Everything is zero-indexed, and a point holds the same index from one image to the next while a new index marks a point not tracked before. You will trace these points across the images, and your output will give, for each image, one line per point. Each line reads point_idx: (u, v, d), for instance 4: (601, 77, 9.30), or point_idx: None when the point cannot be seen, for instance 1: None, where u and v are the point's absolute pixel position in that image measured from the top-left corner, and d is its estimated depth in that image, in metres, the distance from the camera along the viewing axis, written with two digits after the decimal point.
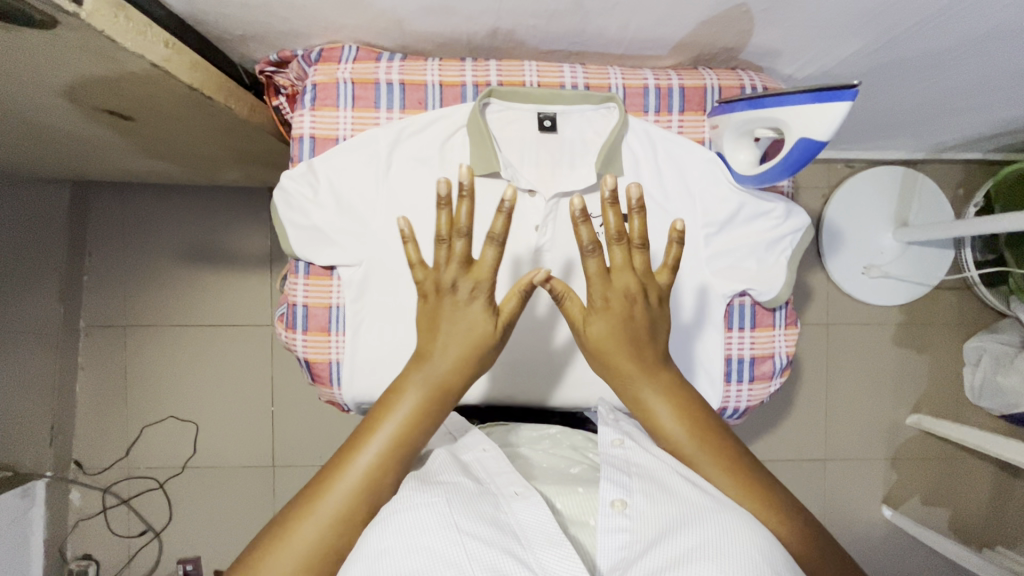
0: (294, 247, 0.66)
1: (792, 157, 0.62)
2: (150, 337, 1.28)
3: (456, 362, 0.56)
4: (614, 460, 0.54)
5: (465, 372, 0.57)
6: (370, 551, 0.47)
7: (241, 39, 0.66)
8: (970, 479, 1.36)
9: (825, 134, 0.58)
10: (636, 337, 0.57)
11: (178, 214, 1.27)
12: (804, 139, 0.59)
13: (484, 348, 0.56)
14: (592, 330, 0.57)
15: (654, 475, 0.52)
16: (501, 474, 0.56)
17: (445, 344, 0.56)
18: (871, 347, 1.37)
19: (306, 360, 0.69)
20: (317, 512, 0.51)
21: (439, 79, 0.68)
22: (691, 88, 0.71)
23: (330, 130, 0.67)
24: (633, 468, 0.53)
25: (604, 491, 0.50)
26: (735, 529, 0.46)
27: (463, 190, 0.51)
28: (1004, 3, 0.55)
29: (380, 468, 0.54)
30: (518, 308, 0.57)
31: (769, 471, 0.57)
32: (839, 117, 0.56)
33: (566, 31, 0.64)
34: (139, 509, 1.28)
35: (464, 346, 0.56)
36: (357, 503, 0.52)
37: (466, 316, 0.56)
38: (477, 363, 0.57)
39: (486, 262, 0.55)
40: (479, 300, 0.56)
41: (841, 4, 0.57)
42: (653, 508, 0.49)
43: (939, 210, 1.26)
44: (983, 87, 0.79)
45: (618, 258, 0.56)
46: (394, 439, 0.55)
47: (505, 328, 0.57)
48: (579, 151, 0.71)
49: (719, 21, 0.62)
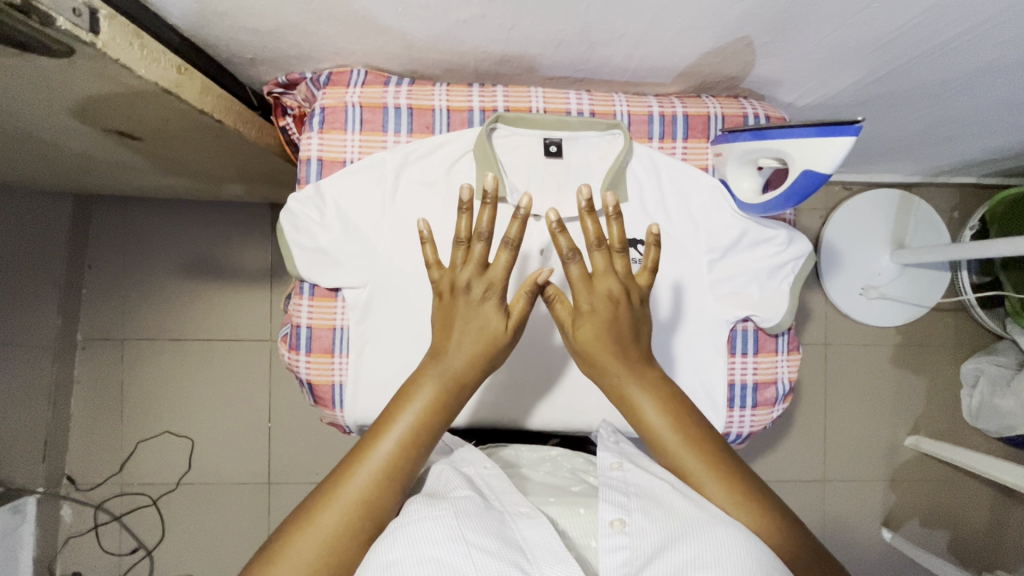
0: (300, 269, 0.66)
1: (796, 188, 0.63)
2: (147, 351, 1.28)
3: (471, 357, 0.57)
4: (613, 482, 0.54)
5: (481, 369, 0.57)
6: (377, 564, 0.46)
7: (251, 62, 0.67)
8: (969, 501, 1.36)
9: (828, 168, 0.59)
10: (624, 336, 0.58)
11: (180, 226, 1.27)
12: (807, 171, 0.60)
13: (497, 347, 0.57)
14: (579, 334, 0.58)
15: (652, 494, 0.52)
16: (504, 494, 0.56)
17: (459, 340, 0.57)
18: (869, 367, 1.37)
19: (309, 382, 0.69)
20: (327, 517, 0.51)
21: (447, 104, 0.69)
22: (695, 116, 0.71)
23: (338, 152, 0.68)
24: (631, 489, 0.53)
25: (602, 511, 0.50)
26: (733, 541, 0.46)
27: (488, 197, 0.54)
28: (999, 40, 0.57)
29: (400, 458, 0.54)
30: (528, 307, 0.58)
31: (762, 480, 0.57)
32: (841, 151, 0.57)
33: (573, 59, 0.65)
34: (131, 526, 1.26)
35: (477, 344, 0.57)
36: (374, 498, 0.52)
37: (479, 314, 0.57)
38: (491, 361, 0.58)
39: (499, 266, 0.56)
40: (491, 300, 0.57)
41: (842, 37, 0.59)
42: (653, 525, 0.48)
43: (935, 233, 1.28)
44: (980, 117, 0.80)
45: (599, 262, 0.58)
46: (405, 441, 0.54)
47: (516, 330, 0.58)
48: (585, 176, 0.71)
49: (722, 51, 0.63)
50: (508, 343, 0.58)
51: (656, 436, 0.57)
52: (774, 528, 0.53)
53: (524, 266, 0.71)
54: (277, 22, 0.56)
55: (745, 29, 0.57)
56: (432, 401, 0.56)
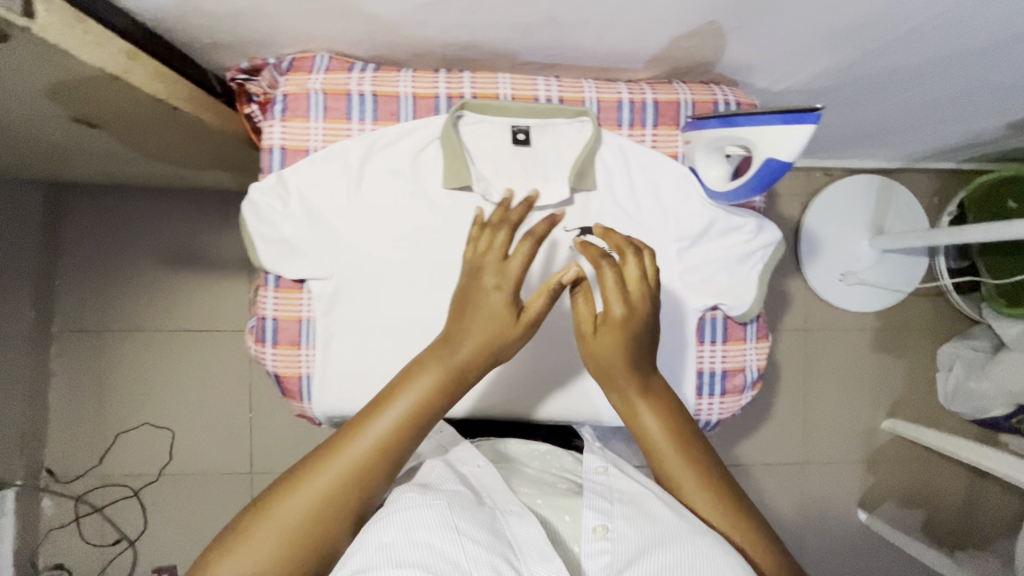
0: (263, 260, 0.63)
1: (760, 176, 0.61)
2: (125, 343, 1.26)
3: (478, 346, 0.55)
4: (595, 486, 0.54)
5: (485, 358, 0.56)
6: (369, 545, 0.46)
7: (211, 47, 0.65)
8: (944, 481, 1.39)
9: (789, 156, 0.57)
10: (644, 345, 0.58)
11: (156, 216, 1.25)
12: (769, 159, 0.59)
13: (505, 337, 0.55)
14: (599, 341, 0.58)
15: (635, 499, 0.52)
16: (496, 491, 0.56)
17: (466, 328, 0.55)
18: (848, 352, 1.38)
19: (275, 375, 0.65)
20: (317, 482, 0.52)
21: (412, 91, 0.65)
22: (665, 103, 0.68)
23: (301, 141, 0.64)
24: (615, 494, 0.53)
25: (585, 517, 0.51)
26: (708, 548, 0.47)
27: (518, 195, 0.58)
28: (966, 25, 0.57)
29: (394, 439, 0.54)
30: (545, 309, 0.56)
31: (747, 499, 0.57)
32: (802, 140, 0.56)
33: (541, 44, 0.64)
34: (113, 517, 1.26)
35: (487, 334, 0.55)
36: (364, 473, 0.53)
37: (489, 305, 0.55)
38: (496, 350, 0.56)
39: (517, 259, 0.55)
40: (502, 293, 0.55)
41: (811, 22, 0.59)
42: (633, 531, 0.49)
43: (913, 218, 1.30)
44: (955, 100, 0.80)
45: (633, 270, 0.57)
46: (400, 427, 0.54)
47: (528, 326, 0.56)
48: (553, 165, 0.66)
49: (693, 36, 0.62)
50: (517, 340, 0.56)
51: (652, 445, 0.59)
52: (745, 537, 0.54)
53: None
54: (233, 6, 0.54)
55: (713, 12, 0.57)
56: (430, 389, 0.55)
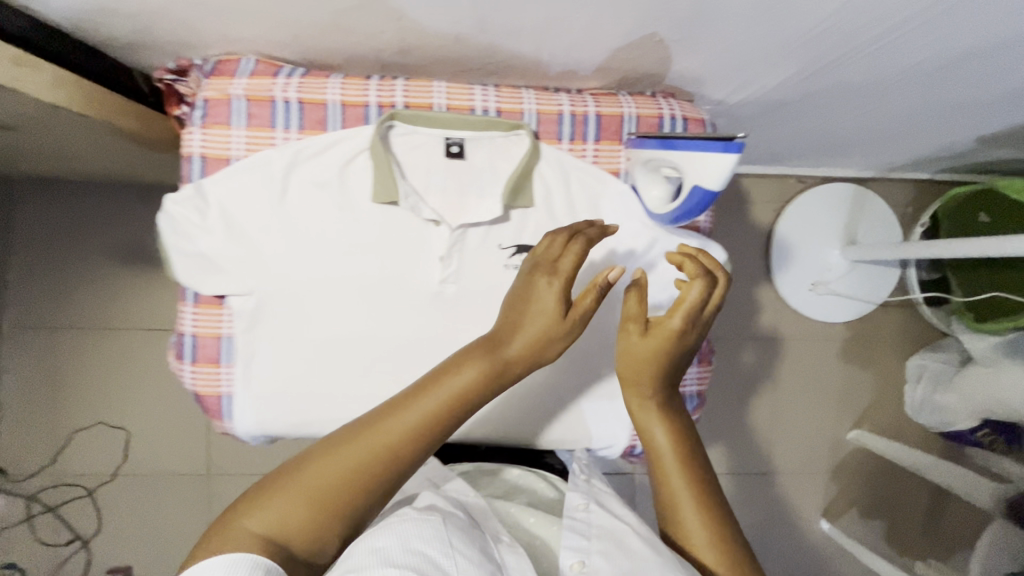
0: (179, 275, 0.60)
1: (691, 203, 0.59)
2: (77, 341, 1.23)
3: (530, 336, 0.55)
4: (575, 523, 0.55)
5: (533, 346, 0.55)
6: (361, 550, 0.44)
7: (130, 46, 0.61)
8: (909, 492, 1.39)
9: (716, 185, 0.55)
10: (677, 363, 0.61)
11: (111, 212, 1.22)
12: (697, 187, 0.56)
13: (551, 329, 0.55)
14: (642, 345, 0.59)
15: (612, 534, 0.53)
16: (488, 520, 0.56)
17: (517, 320, 0.56)
18: (818, 361, 1.37)
19: (195, 393, 0.63)
20: (356, 449, 0.50)
21: (340, 99, 0.61)
22: (608, 116, 0.65)
23: (222, 149, 0.61)
24: (593, 531, 0.54)
25: (561, 555, 0.51)
26: None
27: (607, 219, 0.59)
28: (916, 44, 0.55)
29: (435, 421, 0.52)
30: (592, 309, 0.56)
31: (742, 534, 0.58)
32: (728, 170, 0.53)
33: (477, 52, 0.61)
34: (66, 516, 1.24)
35: (536, 326, 0.55)
36: (401, 450, 0.51)
37: (539, 297, 0.56)
38: (543, 341, 0.56)
39: (571, 261, 0.56)
40: (555, 288, 0.55)
41: (756, 37, 0.56)
42: (610, 566, 0.50)
43: (886, 229, 1.28)
44: (919, 115, 0.78)
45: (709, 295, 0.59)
46: (436, 419, 0.52)
47: (575, 322, 0.56)
48: (488, 180, 0.65)
49: (635, 48, 0.60)
50: (563, 335, 0.56)
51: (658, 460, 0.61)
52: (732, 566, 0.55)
53: (405, 278, 0.63)
54: (139, 8, 0.51)
55: (652, 24, 0.54)
56: (471, 384, 0.53)
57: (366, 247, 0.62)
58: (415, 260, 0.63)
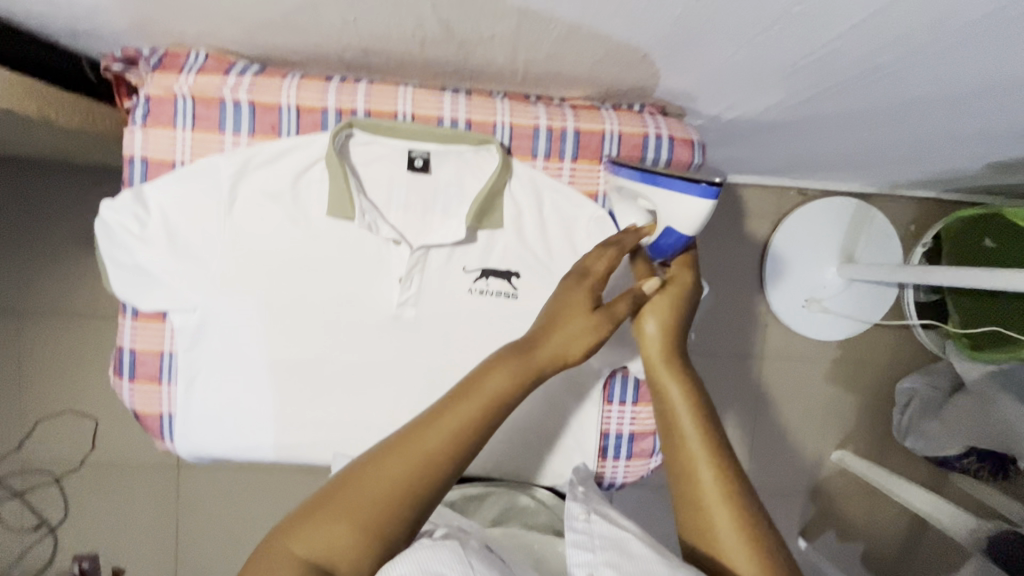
0: (116, 287, 0.56)
1: (660, 242, 0.57)
2: (44, 326, 1.20)
3: (566, 338, 0.51)
4: (576, 533, 0.49)
5: (570, 348, 0.51)
6: None
7: (66, 33, 0.56)
8: (888, 514, 1.37)
9: (689, 229, 0.54)
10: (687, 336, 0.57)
11: (80, 195, 1.17)
12: (669, 227, 0.55)
13: (588, 330, 0.52)
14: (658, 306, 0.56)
15: (618, 542, 0.48)
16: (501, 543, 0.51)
17: (553, 322, 0.52)
18: (806, 379, 1.34)
19: (135, 411, 0.61)
20: (396, 463, 0.46)
21: (296, 102, 0.56)
22: (587, 133, 0.60)
23: (166, 152, 0.56)
24: (597, 541, 0.48)
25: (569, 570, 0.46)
26: None
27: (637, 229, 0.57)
28: (921, 78, 0.50)
29: (474, 429, 0.48)
30: (625, 312, 0.53)
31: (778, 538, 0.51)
32: (704, 216, 0.53)
33: (446, 58, 0.55)
34: (33, 502, 1.22)
35: (571, 327, 0.52)
36: (441, 462, 0.47)
37: (572, 298, 0.52)
38: (580, 345, 0.52)
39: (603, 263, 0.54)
40: (588, 287, 0.53)
41: (750, 58, 0.51)
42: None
43: (884, 248, 1.23)
44: (925, 143, 0.73)
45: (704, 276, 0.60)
46: (478, 426, 0.48)
47: (611, 323, 0.52)
48: (454, 198, 0.61)
49: (618, 61, 0.54)
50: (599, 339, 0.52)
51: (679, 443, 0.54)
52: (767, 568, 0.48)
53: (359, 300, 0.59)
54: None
55: (636, 39, 0.48)
56: (509, 386, 0.49)
57: (318, 267, 0.58)
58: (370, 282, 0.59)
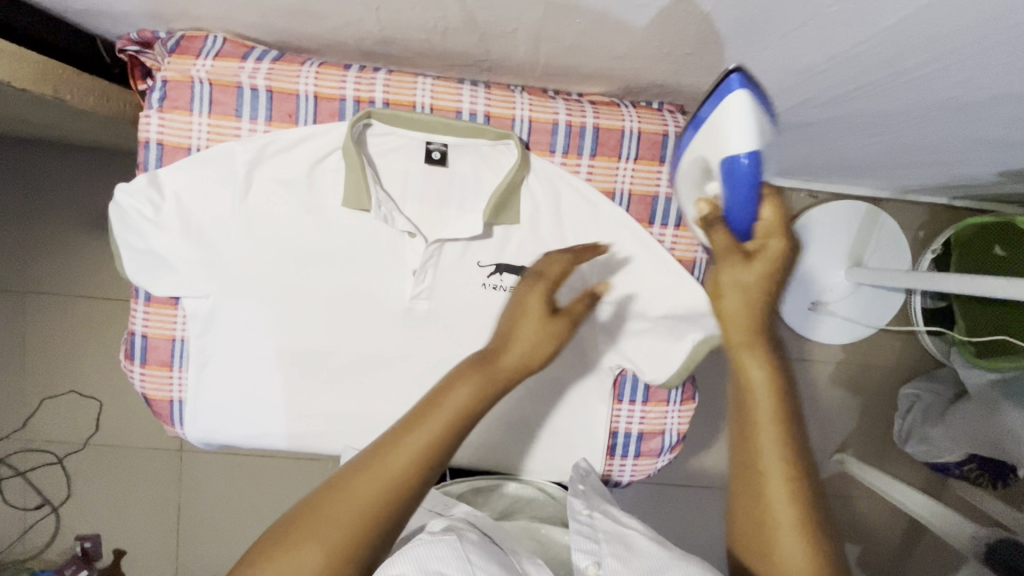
0: (130, 271, 0.56)
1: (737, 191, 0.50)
2: (50, 306, 1.19)
3: (524, 344, 0.49)
4: (580, 527, 0.49)
5: (527, 356, 0.49)
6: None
7: (83, 12, 0.55)
8: (885, 517, 1.37)
9: (742, 141, 0.50)
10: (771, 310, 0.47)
11: (88, 177, 1.16)
12: (727, 156, 0.52)
13: (545, 335, 0.49)
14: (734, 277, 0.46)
15: (620, 536, 0.48)
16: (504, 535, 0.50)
17: (509, 330, 0.50)
18: (810, 381, 1.34)
19: (145, 396, 0.61)
20: (364, 482, 0.41)
21: (314, 90, 0.56)
22: (606, 130, 0.60)
23: (182, 137, 0.56)
24: (600, 534, 0.48)
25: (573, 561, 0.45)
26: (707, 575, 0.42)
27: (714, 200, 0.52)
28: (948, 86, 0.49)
29: (442, 441, 0.44)
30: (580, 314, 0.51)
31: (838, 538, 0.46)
32: (740, 108, 0.50)
33: (466, 49, 0.54)
34: (36, 481, 1.23)
35: (526, 332, 0.49)
36: (410, 479, 0.42)
37: (526, 303, 0.50)
38: (534, 352, 0.49)
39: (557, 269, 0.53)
40: (539, 291, 0.51)
41: (774, 58, 0.50)
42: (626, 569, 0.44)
43: (893, 253, 1.23)
44: (944, 149, 0.72)
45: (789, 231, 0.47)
46: (446, 441, 0.44)
47: (568, 326, 0.50)
48: (470, 191, 0.61)
49: (641, 57, 0.54)
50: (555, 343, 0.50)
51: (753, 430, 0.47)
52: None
53: (371, 291, 0.59)
54: None
55: (660, 35, 0.48)
56: (472, 399, 0.46)
57: (332, 257, 0.58)
58: (383, 273, 0.59)
